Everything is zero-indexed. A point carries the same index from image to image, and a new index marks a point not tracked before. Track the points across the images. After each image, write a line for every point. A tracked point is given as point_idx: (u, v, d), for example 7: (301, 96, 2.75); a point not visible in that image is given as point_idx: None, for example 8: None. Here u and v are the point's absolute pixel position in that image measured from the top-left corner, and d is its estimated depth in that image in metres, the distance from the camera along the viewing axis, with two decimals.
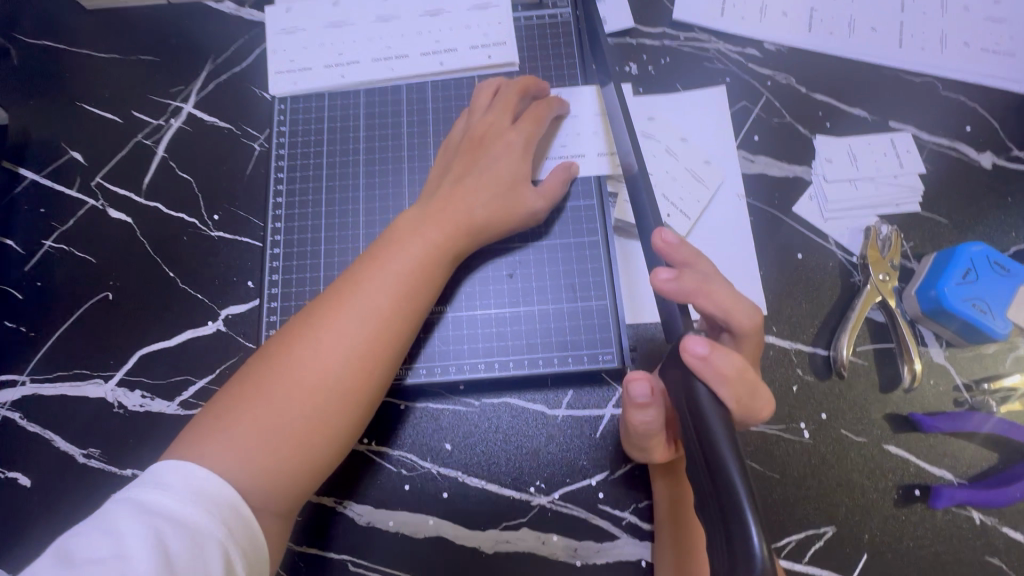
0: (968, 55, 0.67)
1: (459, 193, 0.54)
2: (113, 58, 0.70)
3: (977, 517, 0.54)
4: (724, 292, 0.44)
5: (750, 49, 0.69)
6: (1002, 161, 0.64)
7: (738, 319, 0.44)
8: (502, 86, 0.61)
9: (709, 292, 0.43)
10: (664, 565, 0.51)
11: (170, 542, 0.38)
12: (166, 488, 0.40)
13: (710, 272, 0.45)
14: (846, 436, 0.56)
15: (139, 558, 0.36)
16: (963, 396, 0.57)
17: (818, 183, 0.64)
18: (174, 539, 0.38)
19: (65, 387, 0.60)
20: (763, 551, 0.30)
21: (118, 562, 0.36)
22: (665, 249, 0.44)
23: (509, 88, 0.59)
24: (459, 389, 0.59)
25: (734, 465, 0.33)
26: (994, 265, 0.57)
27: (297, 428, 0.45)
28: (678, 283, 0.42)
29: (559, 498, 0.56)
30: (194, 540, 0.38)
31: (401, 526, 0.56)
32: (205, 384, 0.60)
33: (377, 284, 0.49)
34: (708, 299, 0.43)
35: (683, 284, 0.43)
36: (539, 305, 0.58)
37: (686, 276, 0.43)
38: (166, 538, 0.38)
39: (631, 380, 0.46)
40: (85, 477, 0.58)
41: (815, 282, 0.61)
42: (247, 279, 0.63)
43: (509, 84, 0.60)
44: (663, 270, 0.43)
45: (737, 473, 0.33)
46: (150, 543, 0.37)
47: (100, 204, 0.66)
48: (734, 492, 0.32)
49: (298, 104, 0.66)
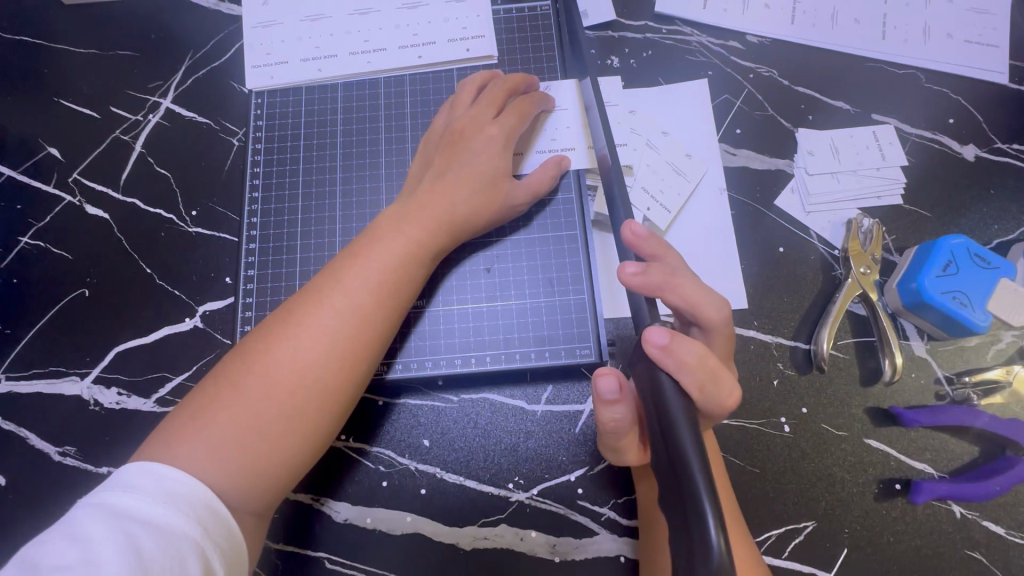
0: (951, 47, 0.67)
1: (440, 189, 0.54)
2: (91, 53, 0.69)
3: (958, 511, 0.54)
4: (692, 286, 0.43)
5: (732, 42, 0.68)
6: (984, 152, 0.64)
7: (705, 313, 0.43)
8: (489, 83, 0.60)
9: (677, 286, 0.43)
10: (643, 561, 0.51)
11: (143, 543, 0.37)
12: (136, 492, 0.39)
13: (679, 265, 0.44)
14: (827, 430, 0.56)
15: (109, 563, 0.36)
16: (945, 389, 0.57)
17: (799, 176, 0.63)
18: (147, 541, 0.37)
19: (40, 384, 0.60)
20: (720, 542, 0.30)
21: (88, 568, 0.35)
22: (635, 242, 0.44)
23: (496, 84, 0.59)
24: (437, 384, 0.58)
25: (694, 454, 0.33)
26: (975, 257, 0.57)
27: (275, 427, 0.45)
28: (644, 277, 0.42)
29: (537, 494, 0.56)
30: (168, 541, 0.37)
31: (379, 522, 0.55)
32: (182, 380, 0.60)
33: (357, 282, 0.49)
34: (677, 292, 0.43)
35: (650, 278, 0.42)
36: (517, 300, 0.58)
37: (654, 270, 0.42)
38: (139, 540, 0.37)
39: (600, 376, 0.43)
40: (61, 475, 0.57)
41: (796, 276, 0.60)
42: (224, 275, 0.62)
43: (497, 81, 0.59)
44: (631, 264, 0.42)
45: (695, 463, 0.33)
46: (121, 547, 0.36)
47: (77, 200, 0.65)
48: (692, 481, 0.32)
49: (276, 98, 0.66)
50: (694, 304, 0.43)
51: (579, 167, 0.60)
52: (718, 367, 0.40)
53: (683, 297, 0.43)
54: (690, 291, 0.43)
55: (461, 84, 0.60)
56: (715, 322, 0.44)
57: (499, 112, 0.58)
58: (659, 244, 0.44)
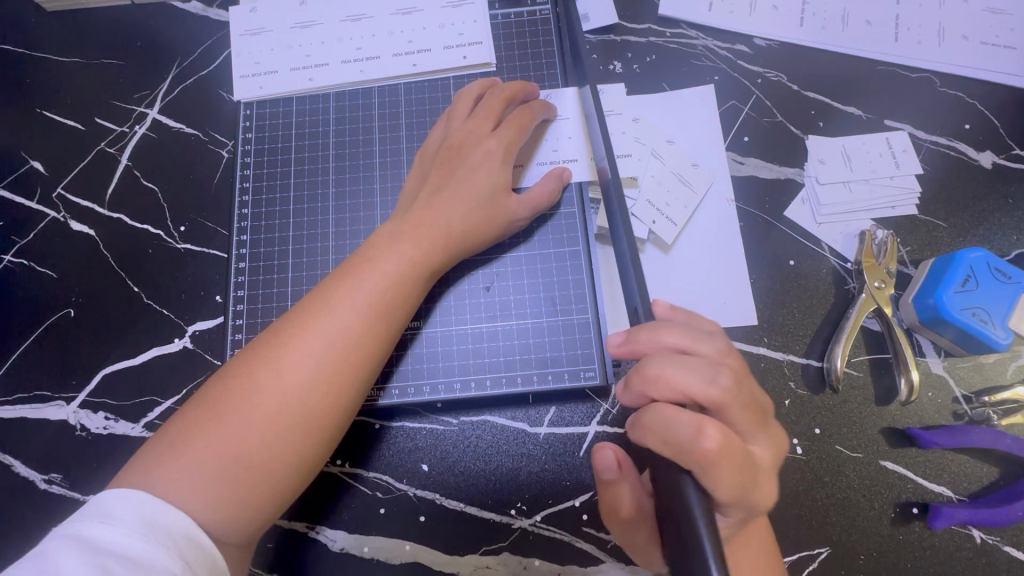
0: (966, 49, 0.64)
1: (435, 206, 0.51)
2: (75, 62, 0.67)
3: (977, 535, 0.52)
4: (673, 368, 0.39)
5: (739, 46, 0.66)
6: (1002, 160, 0.61)
7: (705, 396, 0.38)
8: (488, 91, 0.57)
9: (667, 381, 0.39)
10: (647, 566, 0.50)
11: None
12: (113, 522, 0.37)
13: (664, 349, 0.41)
14: (842, 453, 0.54)
15: None
16: (963, 408, 0.55)
17: (810, 185, 0.61)
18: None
19: (24, 409, 0.58)
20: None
21: None
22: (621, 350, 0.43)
23: (494, 94, 0.56)
24: (436, 407, 0.56)
25: (691, 491, 0.37)
26: (995, 271, 0.55)
27: (257, 455, 0.42)
28: (631, 392, 0.42)
29: (541, 521, 0.54)
30: None
31: (377, 551, 0.53)
32: (171, 404, 0.58)
33: (347, 303, 0.46)
34: (667, 386, 0.39)
35: (633, 385, 0.41)
36: (517, 320, 0.56)
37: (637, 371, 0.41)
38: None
39: (602, 457, 0.47)
40: (47, 504, 0.55)
41: (808, 290, 0.58)
42: (215, 293, 0.60)
43: (497, 90, 0.57)
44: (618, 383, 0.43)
45: (704, 529, 0.34)
46: None
47: (61, 215, 0.63)
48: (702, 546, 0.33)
49: (265, 108, 0.63)
50: (694, 394, 0.38)
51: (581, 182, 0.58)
52: (718, 454, 0.36)
53: (683, 393, 0.39)
54: (681, 381, 0.39)
55: (458, 95, 0.58)
56: (723, 403, 0.38)
57: (498, 124, 0.55)
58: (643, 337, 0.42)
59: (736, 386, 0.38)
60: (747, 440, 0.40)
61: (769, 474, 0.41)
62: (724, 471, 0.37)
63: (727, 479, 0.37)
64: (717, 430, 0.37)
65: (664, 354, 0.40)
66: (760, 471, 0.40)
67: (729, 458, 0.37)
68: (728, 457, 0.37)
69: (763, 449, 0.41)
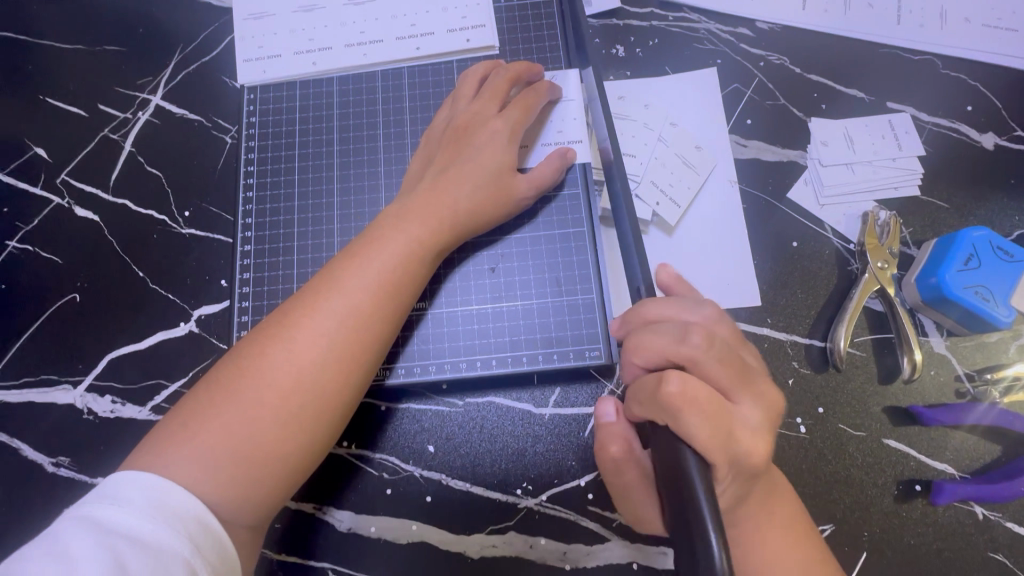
0: (968, 31, 0.64)
1: (441, 186, 0.52)
2: (77, 49, 0.67)
3: (979, 512, 0.52)
4: (653, 339, 0.43)
5: (742, 29, 0.66)
6: (1004, 141, 0.62)
7: (679, 354, 0.42)
8: (491, 73, 0.58)
9: (646, 349, 0.43)
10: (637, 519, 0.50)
11: (129, 562, 0.35)
12: (123, 504, 0.38)
13: (650, 324, 0.44)
14: (845, 430, 0.54)
15: None
16: (965, 386, 0.55)
17: (813, 167, 0.61)
18: (134, 559, 0.35)
19: (32, 393, 0.58)
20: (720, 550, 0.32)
21: None
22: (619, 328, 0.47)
23: (498, 76, 0.56)
24: (442, 388, 0.56)
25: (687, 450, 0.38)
26: (996, 250, 0.55)
27: (269, 434, 0.43)
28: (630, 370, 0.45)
29: (546, 500, 0.54)
30: (156, 558, 0.36)
31: (383, 531, 0.54)
32: (177, 388, 0.58)
33: (356, 282, 0.47)
34: (648, 353, 0.43)
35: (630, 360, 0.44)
36: (522, 301, 0.56)
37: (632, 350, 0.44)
38: (125, 560, 0.35)
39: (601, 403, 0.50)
40: (55, 486, 0.56)
41: (811, 271, 0.58)
42: (220, 277, 0.60)
43: (500, 71, 0.57)
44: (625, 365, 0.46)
45: (699, 482, 0.35)
46: (107, 565, 0.35)
47: (66, 202, 0.63)
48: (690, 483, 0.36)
49: (268, 93, 0.63)
50: (671, 356, 0.42)
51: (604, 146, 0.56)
52: (681, 399, 0.39)
53: (661, 355, 0.42)
54: (656, 343, 0.42)
55: (463, 76, 0.58)
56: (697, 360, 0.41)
57: (504, 106, 0.56)
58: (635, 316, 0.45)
59: (708, 340, 0.42)
60: (731, 397, 0.42)
61: (761, 434, 0.42)
62: (694, 416, 0.38)
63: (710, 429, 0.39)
64: (681, 376, 0.40)
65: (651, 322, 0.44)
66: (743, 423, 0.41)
67: (699, 403, 0.39)
68: (698, 403, 0.39)
69: (754, 414, 0.42)
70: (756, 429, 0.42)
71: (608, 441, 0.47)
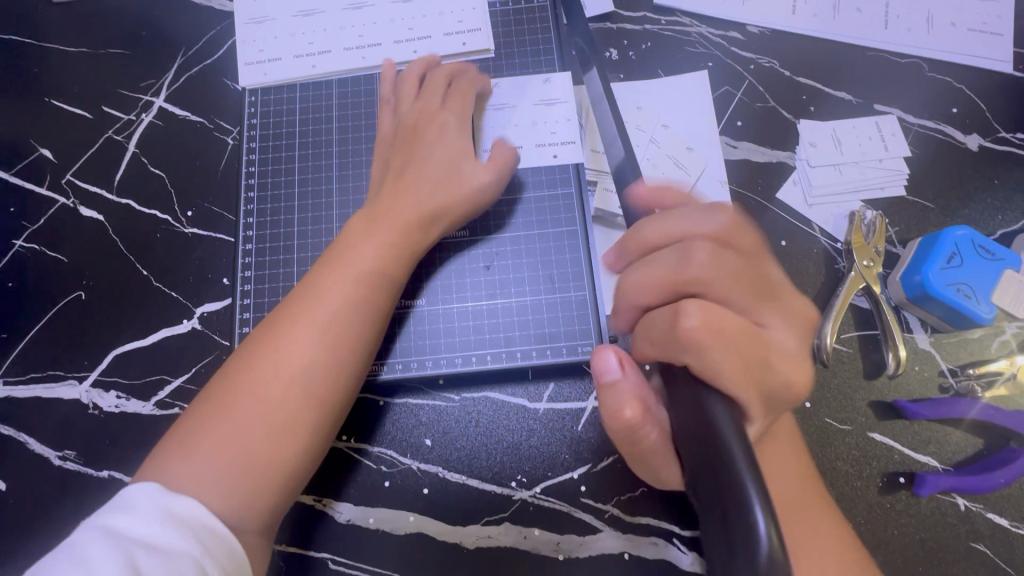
0: (954, 35, 0.66)
1: (403, 186, 0.54)
2: (82, 52, 0.68)
3: (962, 503, 0.53)
4: (655, 267, 0.41)
5: (733, 32, 0.67)
6: (988, 142, 0.63)
7: (686, 277, 0.39)
8: (428, 72, 0.61)
9: (647, 284, 0.41)
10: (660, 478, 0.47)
11: (144, 565, 0.37)
12: (133, 513, 0.39)
13: (658, 250, 0.41)
14: (831, 424, 0.56)
15: None
16: (949, 381, 0.56)
17: (802, 168, 0.63)
18: (148, 561, 0.37)
19: (39, 389, 0.59)
20: (768, 526, 0.29)
21: None
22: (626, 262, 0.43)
23: (436, 73, 0.60)
24: (438, 383, 0.58)
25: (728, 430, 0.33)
26: (979, 248, 0.56)
27: (270, 439, 0.44)
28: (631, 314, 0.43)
29: (540, 492, 0.55)
30: (169, 560, 0.37)
31: (381, 523, 0.55)
32: (182, 383, 0.59)
33: (335, 288, 0.49)
34: (648, 288, 0.41)
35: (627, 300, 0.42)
36: (517, 297, 0.57)
37: (639, 285, 0.41)
38: (140, 563, 0.37)
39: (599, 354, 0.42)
40: (61, 479, 0.57)
41: (799, 269, 0.60)
42: (222, 275, 0.62)
43: (436, 70, 0.60)
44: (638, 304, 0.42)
45: (737, 449, 0.32)
46: (122, 569, 0.36)
47: (71, 202, 0.64)
48: (724, 442, 0.32)
49: (269, 95, 0.65)
50: (675, 284, 0.40)
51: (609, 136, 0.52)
52: (703, 330, 0.38)
53: (668, 286, 0.40)
54: (662, 273, 0.40)
55: (402, 78, 0.61)
56: (706, 282, 0.40)
57: (445, 99, 0.59)
58: (637, 246, 0.42)
59: (712, 258, 0.40)
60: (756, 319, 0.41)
61: (797, 361, 0.42)
62: (720, 349, 0.37)
63: (733, 359, 0.37)
64: (696, 309, 0.38)
65: (642, 235, 0.42)
66: (768, 345, 0.40)
67: (718, 335, 0.38)
68: (718, 333, 0.38)
69: (777, 334, 0.41)
70: (790, 351, 0.41)
71: (619, 404, 0.40)
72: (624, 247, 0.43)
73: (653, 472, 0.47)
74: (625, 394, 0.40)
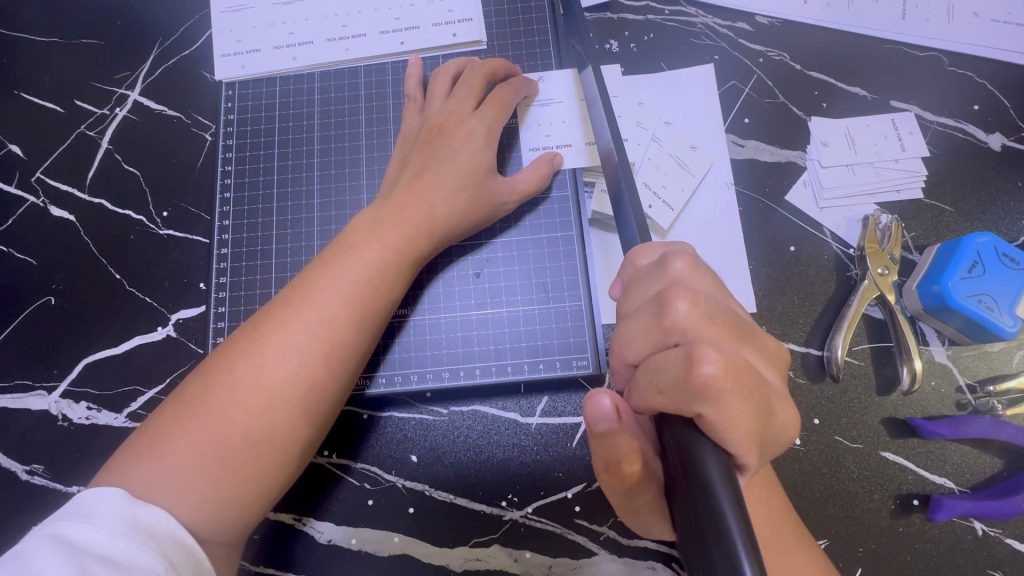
0: (976, 27, 0.62)
1: (417, 190, 0.50)
2: (53, 42, 0.65)
3: (979, 527, 0.50)
4: (640, 323, 0.36)
5: (741, 23, 0.63)
6: (1012, 141, 0.59)
7: (672, 325, 0.34)
8: (464, 70, 0.56)
9: (635, 342, 0.37)
10: (649, 522, 0.44)
11: None
12: (93, 522, 0.35)
13: (643, 303, 0.37)
14: (841, 443, 0.52)
15: None
16: (966, 398, 0.53)
17: (812, 168, 0.59)
18: None
19: (6, 399, 0.56)
20: None
21: None
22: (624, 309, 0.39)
23: (473, 72, 0.55)
24: (425, 396, 0.55)
25: (721, 486, 0.29)
26: (1002, 257, 0.53)
27: (241, 454, 0.41)
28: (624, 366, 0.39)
29: (532, 513, 0.52)
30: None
31: (364, 544, 0.52)
32: (154, 394, 0.56)
33: (328, 294, 0.45)
34: (638, 347, 0.36)
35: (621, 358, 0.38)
36: (507, 308, 0.55)
37: (628, 342, 0.37)
38: None
39: (594, 399, 0.36)
40: (28, 495, 0.54)
41: (809, 276, 0.56)
42: (198, 280, 0.59)
43: (475, 67, 0.56)
44: (624, 359, 0.38)
45: (728, 507, 0.28)
46: None
47: (41, 201, 0.61)
48: (713, 494, 0.29)
49: (248, 89, 0.62)
50: (664, 335, 0.35)
51: (605, 147, 0.49)
52: (721, 381, 0.31)
53: (656, 340, 0.35)
54: (645, 330, 0.36)
55: (435, 75, 0.57)
56: (696, 332, 0.34)
57: (479, 103, 0.55)
58: (632, 298, 0.39)
59: (694, 307, 0.34)
60: (757, 367, 0.36)
61: (789, 402, 0.37)
62: (729, 402, 0.32)
63: (741, 410, 0.32)
64: (714, 353, 0.32)
65: (640, 272, 0.39)
66: (768, 392, 0.35)
67: (735, 382, 0.32)
68: (733, 383, 0.32)
69: (777, 381, 0.37)
70: (786, 395, 0.37)
71: (621, 459, 0.37)
72: (624, 284, 0.41)
73: (645, 519, 0.43)
74: (623, 451, 0.36)
